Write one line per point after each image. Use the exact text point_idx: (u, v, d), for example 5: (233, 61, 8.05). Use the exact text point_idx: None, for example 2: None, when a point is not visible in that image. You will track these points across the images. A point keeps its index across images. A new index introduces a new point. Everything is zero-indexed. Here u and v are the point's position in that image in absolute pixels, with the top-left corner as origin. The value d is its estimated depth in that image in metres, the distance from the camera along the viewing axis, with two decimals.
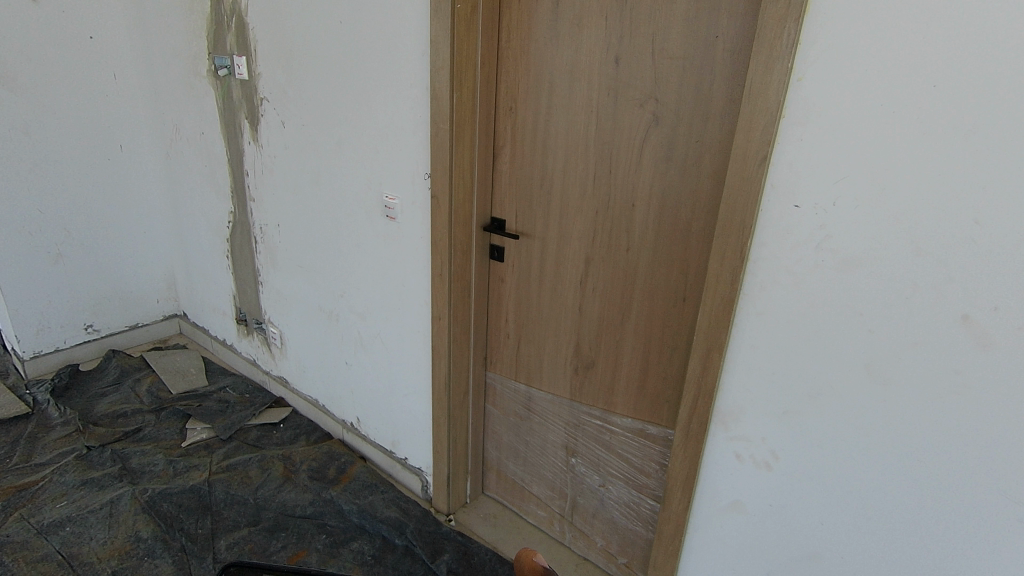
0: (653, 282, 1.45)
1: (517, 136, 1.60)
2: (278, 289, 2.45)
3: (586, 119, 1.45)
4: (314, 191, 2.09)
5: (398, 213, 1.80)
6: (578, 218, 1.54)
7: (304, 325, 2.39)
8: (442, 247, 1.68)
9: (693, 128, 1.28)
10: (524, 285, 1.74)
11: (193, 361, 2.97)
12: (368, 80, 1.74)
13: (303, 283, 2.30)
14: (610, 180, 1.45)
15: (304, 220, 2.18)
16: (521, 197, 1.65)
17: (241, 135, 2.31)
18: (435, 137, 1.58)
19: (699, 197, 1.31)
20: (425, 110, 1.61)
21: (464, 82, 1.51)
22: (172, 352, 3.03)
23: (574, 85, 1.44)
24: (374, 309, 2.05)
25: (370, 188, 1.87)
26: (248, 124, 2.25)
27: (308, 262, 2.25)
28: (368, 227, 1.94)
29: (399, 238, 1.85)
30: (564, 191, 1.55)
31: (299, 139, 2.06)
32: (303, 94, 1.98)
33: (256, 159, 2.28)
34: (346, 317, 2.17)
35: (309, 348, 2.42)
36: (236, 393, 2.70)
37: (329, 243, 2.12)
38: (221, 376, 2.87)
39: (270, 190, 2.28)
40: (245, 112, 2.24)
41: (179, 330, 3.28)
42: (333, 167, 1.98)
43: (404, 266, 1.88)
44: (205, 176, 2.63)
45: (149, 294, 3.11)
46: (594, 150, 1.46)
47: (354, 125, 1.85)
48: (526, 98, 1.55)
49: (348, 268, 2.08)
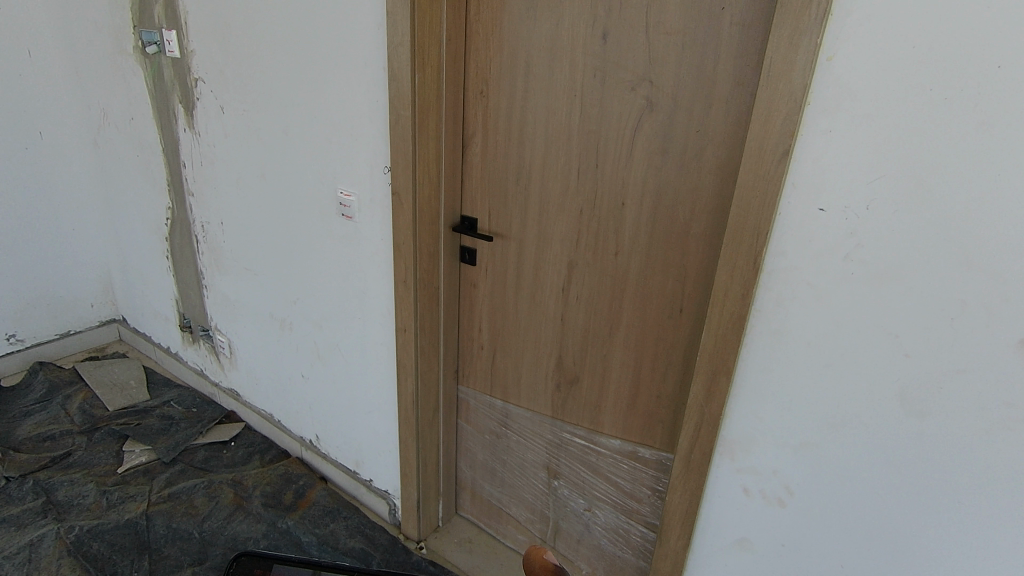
0: (646, 292, 1.28)
1: (489, 124, 1.41)
2: (224, 295, 2.20)
3: (568, 105, 1.26)
4: (260, 185, 1.85)
5: (356, 212, 1.59)
6: (559, 219, 1.37)
7: (254, 334, 2.15)
8: (406, 252, 1.49)
9: (692, 116, 1.11)
10: (499, 291, 1.56)
11: (134, 372, 2.69)
12: (317, 58, 1.51)
13: (252, 288, 2.07)
14: (596, 175, 1.27)
15: (250, 217, 1.94)
16: (494, 194, 1.46)
17: (175, 121, 2.03)
18: (395, 126, 1.37)
19: (700, 196, 1.15)
20: (382, 94, 1.40)
21: (427, 61, 1.30)
22: (109, 363, 2.75)
23: (553, 65, 1.25)
24: (331, 319, 1.83)
25: (323, 182, 1.65)
26: (182, 109, 1.98)
27: (256, 265, 2.01)
28: (322, 227, 1.72)
29: (357, 240, 1.64)
30: (543, 187, 1.37)
31: (241, 126, 1.81)
32: (243, 75, 1.73)
33: (193, 148, 2.01)
34: (300, 326, 1.95)
35: (260, 359, 2.18)
36: (182, 408, 2.45)
37: (278, 244, 1.89)
38: (165, 388, 2.61)
39: (210, 183, 2.02)
40: (178, 95, 1.97)
41: (119, 337, 2.98)
42: (280, 158, 1.74)
43: (363, 271, 1.67)
44: (138, 168, 2.34)
45: (82, 298, 2.81)
46: (577, 141, 1.28)
47: (303, 111, 1.61)
48: (498, 80, 1.35)
49: (301, 272, 1.86)
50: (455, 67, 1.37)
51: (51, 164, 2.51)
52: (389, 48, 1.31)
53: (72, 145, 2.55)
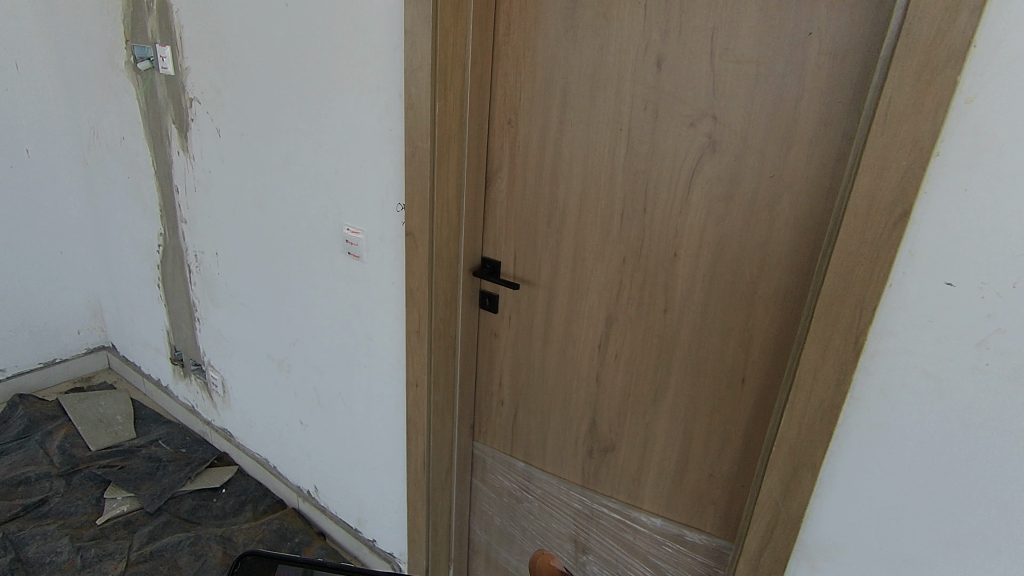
0: (699, 356, 1.11)
1: (517, 159, 1.24)
2: (218, 329, 2.03)
3: (612, 140, 1.10)
4: (257, 216, 1.68)
5: (363, 251, 1.42)
6: (597, 268, 1.20)
7: (249, 373, 1.98)
8: (420, 299, 1.32)
9: (764, 160, 0.94)
10: (524, 343, 1.38)
11: (121, 406, 2.52)
12: (324, 81, 1.35)
13: (248, 325, 1.89)
14: (644, 222, 1.10)
15: (247, 249, 1.77)
16: (522, 235, 1.30)
17: (168, 142, 1.87)
18: (411, 160, 1.21)
19: (770, 252, 0.98)
20: (397, 123, 1.23)
21: (450, 87, 1.14)
22: (95, 395, 2.57)
23: (596, 95, 1.09)
24: (334, 364, 1.66)
25: (327, 216, 1.48)
26: (176, 130, 1.82)
27: (252, 301, 1.84)
28: (326, 265, 1.55)
29: (364, 282, 1.46)
30: (579, 232, 1.20)
31: (238, 151, 1.65)
32: (242, 96, 1.57)
33: (187, 173, 1.85)
34: (299, 369, 1.77)
35: (255, 401, 2.00)
36: (170, 448, 2.27)
37: (277, 280, 1.72)
38: (153, 424, 2.43)
39: (204, 211, 1.86)
40: (171, 115, 1.81)
41: (108, 365, 2.81)
42: (281, 188, 1.58)
43: (370, 316, 1.49)
44: (129, 190, 2.18)
45: (68, 325, 2.64)
46: (621, 182, 1.11)
47: (307, 138, 1.45)
48: (530, 110, 1.19)
49: (301, 312, 1.69)
50: (480, 94, 1.21)
51: (37, 184, 2.35)
52: (407, 72, 1.15)
53: (60, 163, 2.39)
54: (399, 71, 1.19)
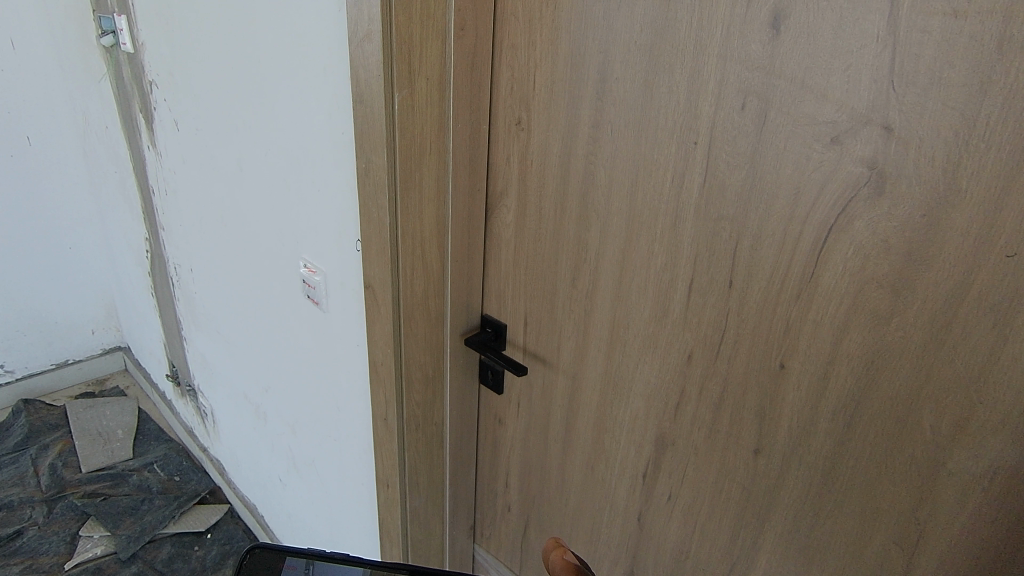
0: (812, 537, 0.65)
1: (529, 181, 0.81)
2: (201, 355, 1.74)
3: (679, 161, 0.64)
4: (220, 231, 1.34)
5: (323, 297, 1.04)
6: (644, 361, 0.75)
7: (231, 410, 1.68)
8: (385, 376, 0.92)
9: (994, 221, 0.46)
10: (538, 441, 0.96)
11: (126, 418, 2.33)
12: (263, 60, 0.96)
13: (226, 357, 1.59)
14: (726, 301, 0.64)
15: (216, 270, 1.45)
16: (536, 294, 0.86)
17: (139, 136, 1.58)
18: (365, 181, 0.80)
19: (982, 402, 0.50)
20: (348, 123, 0.82)
21: (420, 66, 0.72)
22: (103, 403, 2.40)
23: (657, 81, 0.63)
24: (305, 426, 1.31)
25: (284, 243, 1.11)
26: (143, 121, 1.52)
27: (227, 332, 1.52)
28: (288, 306, 1.18)
29: (327, 336, 1.09)
30: (618, 302, 0.76)
31: (195, 150, 1.31)
32: (191, 80, 1.22)
33: (158, 172, 1.55)
34: (274, 420, 1.44)
35: (239, 443, 1.71)
36: (163, 475, 2.05)
37: (246, 312, 1.38)
38: (153, 442, 2.22)
39: (176, 219, 1.55)
40: (138, 103, 1.51)
41: (124, 367, 2.65)
42: (236, 201, 1.22)
43: (337, 380, 1.12)
44: (119, 187, 1.92)
45: (81, 324, 2.48)
46: (691, 232, 0.65)
47: (252, 138, 1.07)
48: (548, 104, 0.75)
49: (270, 356, 1.34)
50: (476, 76, 0.77)
51: (40, 175, 2.15)
52: (353, 45, 0.74)
53: (63, 153, 2.17)
54: (344, 43, 0.78)
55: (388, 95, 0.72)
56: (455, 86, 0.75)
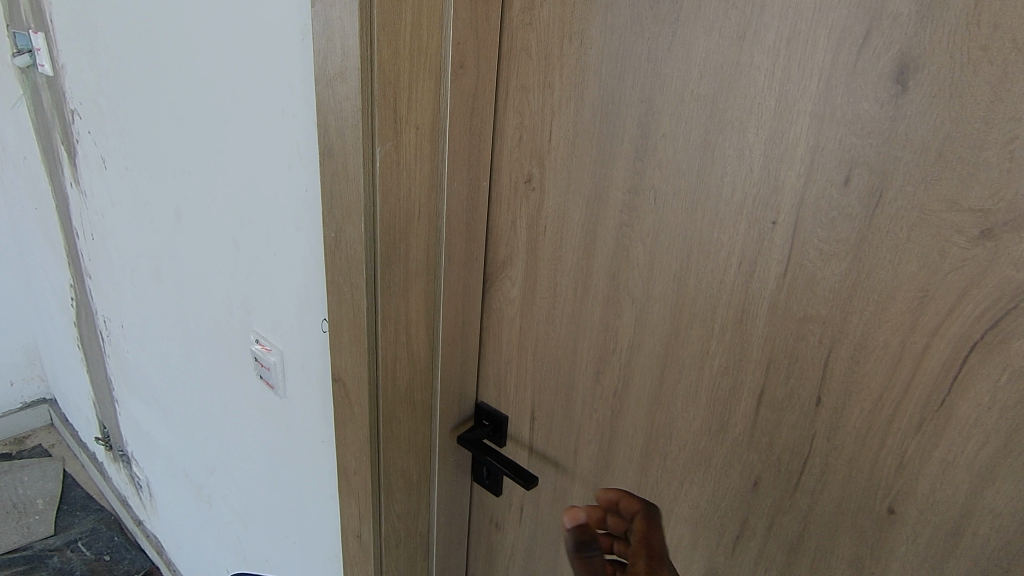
0: None
1: (542, 251, 0.65)
2: (135, 420, 1.51)
3: (752, 243, 0.49)
4: (155, 287, 1.14)
5: (279, 380, 0.85)
6: (692, 481, 0.60)
7: (171, 487, 1.44)
8: (359, 487, 0.74)
9: None
10: (546, 555, 0.80)
11: (47, 485, 2.04)
12: (205, 94, 0.78)
13: (164, 427, 1.36)
14: (812, 423, 0.50)
15: (152, 330, 1.23)
16: (548, 386, 0.71)
17: (61, 170, 1.36)
18: (336, 252, 0.63)
19: None
20: (313, 179, 0.66)
21: (409, 115, 0.56)
22: (21, 466, 2.10)
23: (723, 143, 0.49)
24: (257, 519, 1.10)
25: (232, 310, 0.92)
26: (65, 154, 1.30)
27: (164, 400, 1.30)
28: (237, 383, 0.98)
29: (284, 423, 0.90)
30: (657, 406, 0.61)
31: (125, 192, 1.10)
32: (119, 111, 1.02)
33: (83, 214, 1.33)
34: (220, 506, 1.23)
35: (179, 523, 1.47)
36: (89, 555, 1.77)
37: (186, 381, 1.17)
38: (80, 514, 1.93)
39: (105, 268, 1.33)
40: (58, 133, 1.29)
41: (49, 422, 2.34)
42: (173, 256, 1.02)
43: (297, 475, 0.92)
44: (40, 224, 1.67)
45: None
46: (764, 334, 0.51)
47: (193, 186, 0.89)
48: (569, 161, 0.60)
49: (215, 435, 1.14)
50: (476, 124, 0.62)
51: None
52: (321, 84, 0.57)
53: None
54: (309, 80, 0.61)
55: (367, 150, 0.55)
56: (451, 137, 0.60)
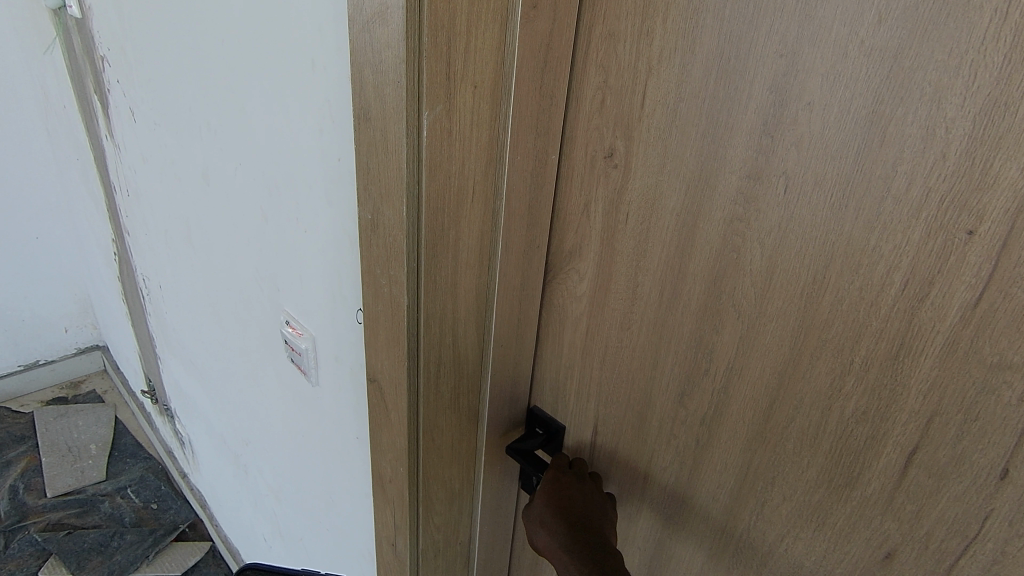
0: None
1: (621, 243, 0.53)
2: (176, 380, 1.49)
3: (929, 258, 0.36)
4: (187, 251, 1.07)
5: (311, 367, 0.77)
6: (796, 536, 0.49)
7: (210, 449, 1.43)
8: (395, 497, 0.66)
9: None
10: None
11: (100, 430, 2.09)
12: (228, 41, 0.67)
13: (201, 391, 1.33)
14: (987, 499, 0.38)
15: (187, 295, 1.18)
16: (618, 400, 0.60)
17: (96, 121, 1.29)
18: (373, 238, 0.52)
19: None
20: (347, 147, 0.55)
21: (466, 70, 0.43)
22: (76, 411, 2.16)
23: (904, 117, 0.35)
24: (291, 498, 1.06)
25: (262, 285, 0.84)
26: (98, 104, 1.23)
27: (201, 365, 1.27)
28: (269, 361, 0.92)
29: (317, 411, 0.83)
30: (759, 443, 0.49)
31: (154, 148, 1.02)
32: (145, 58, 0.93)
33: (118, 168, 1.27)
34: (256, 477, 1.19)
35: (219, 484, 1.47)
36: (138, 502, 1.82)
37: (220, 351, 1.12)
38: (129, 461, 1.98)
39: (141, 226, 1.28)
40: (91, 81, 1.21)
41: (102, 368, 2.41)
42: (203, 221, 0.95)
43: (330, 464, 0.86)
44: (82, 175, 1.64)
45: (53, 322, 2.23)
46: (930, 378, 0.38)
47: (219, 146, 0.79)
48: (667, 134, 0.47)
49: (249, 408, 1.09)
50: (548, 82, 0.49)
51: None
52: (356, 28, 0.45)
53: (24, 131, 1.88)
54: (342, 24, 0.50)
55: (412, 115, 0.43)
56: (517, 100, 0.47)
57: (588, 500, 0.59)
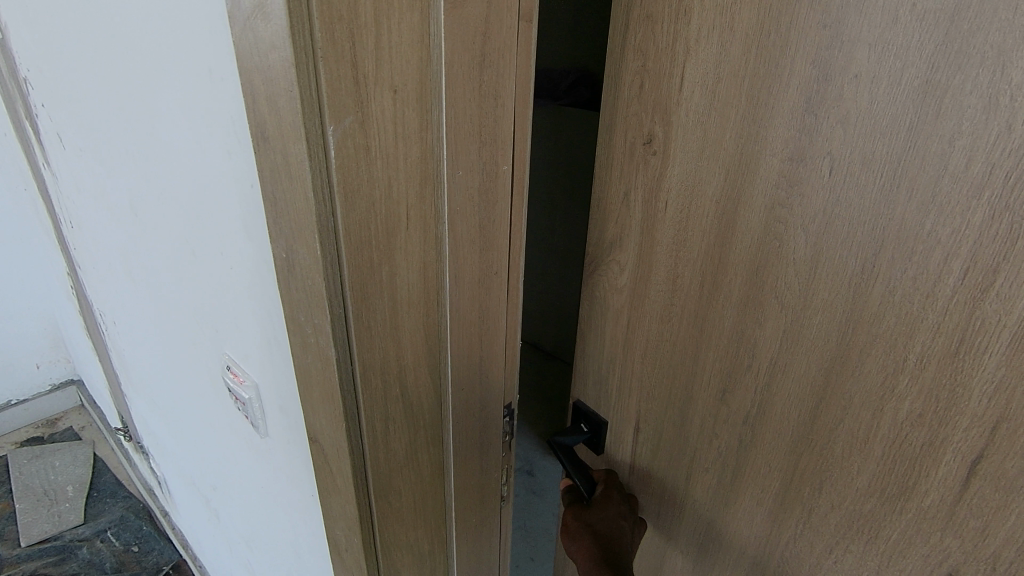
0: None
1: (660, 233, 0.52)
2: (143, 420, 1.27)
3: (994, 242, 0.32)
4: (129, 288, 0.91)
5: (258, 419, 0.63)
6: (847, 548, 0.46)
7: (183, 496, 1.23)
8: (356, 572, 0.51)
9: None
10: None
11: (76, 473, 1.64)
12: (125, 37, 0.51)
13: (166, 435, 1.15)
14: None
15: (136, 335, 1.01)
16: (664, 398, 0.58)
17: (27, 144, 1.10)
18: (292, 281, 0.39)
19: None
20: (252, 167, 0.42)
21: (379, 71, 0.32)
22: (52, 451, 1.69)
23: (962, 86, 0.31)
24: (267, 562, 0.87)
25: (202, 329, 0.68)
26: (27, 127, 1.03)
27: (161, 409, 1.09)
28: (221, 414, 0.76)
29: (270, 468, 0.67)
30: (806, 446, 0.46)
31: (80, 173, 0.86)
32: (51, 65, 0.75)
33: (55, 198, 1.09)
34: (232, 531, 1.01)
35: (198, 535, 1.26)
36: (118, 546, 1.44)
37: (176, 397, 0.95)
38: (110, 502, 1.56)
39: (83, 258, 1.11)
40: (17, 104, 1.02)
41: (80, 404, 1.88)
42: (138, 256, 0.78)
43: (292, 528, 0.70)
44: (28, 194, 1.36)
45: (21, 359, 1.69)
46: (996, 379, 0.34)
47: (136, 167, 0.62)
48: (706, 118, 0.45)
49: (212, 459, 0.92)
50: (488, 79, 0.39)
51: None
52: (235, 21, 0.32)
53: None
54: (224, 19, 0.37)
55: (313, 131, 0.32)
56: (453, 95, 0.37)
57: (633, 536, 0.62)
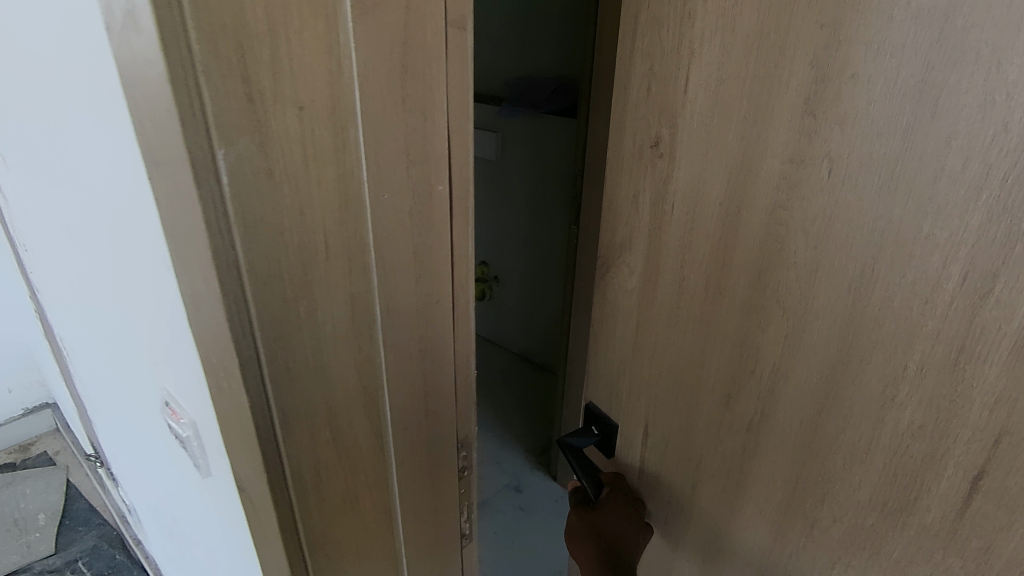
0: None
1: (668, 235, 0.52)
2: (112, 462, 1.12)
3: (991, 247, 0.31)
4: (72, 318, 0.80)
5: (200, 459, 0.49)
6: (849, 563, 0.45)
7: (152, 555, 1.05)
8: None
9: None
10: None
11: (49, 500, 1.29)
12: None
13: (127, 487, 0.98)
14: None
15: (86, 371, 0.89)
16: (675, 405, 0.57)
17: None
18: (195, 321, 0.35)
19: None
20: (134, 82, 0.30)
21: (280, 87, 0.29)
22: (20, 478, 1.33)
23: (957, 84, 0.31)
24: None
25: (135, 356, 0.56)
26: None
27: (119, 458, 0.94)
28: (166, 458, 0.63)
29: (221, 522, 0.53)
30: (808, 456, 0.45)
31: (16, 192, 0.77)
32: None
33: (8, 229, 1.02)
34: None
35: None
36: None
37: (128, 444, 0.81)
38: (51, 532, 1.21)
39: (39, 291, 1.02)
40: None
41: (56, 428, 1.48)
42: (72, 278, 0.67)
43: None
44: None
45: None
46: (996, 391, 0.33)
47: (53, 164, 0.53)
48: (709, 120, 0.45)
49: (169, 518, 0.76)
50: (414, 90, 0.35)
51: None
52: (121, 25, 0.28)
53: None
54: None
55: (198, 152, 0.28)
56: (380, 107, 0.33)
57: (637, 539, 0.62)
